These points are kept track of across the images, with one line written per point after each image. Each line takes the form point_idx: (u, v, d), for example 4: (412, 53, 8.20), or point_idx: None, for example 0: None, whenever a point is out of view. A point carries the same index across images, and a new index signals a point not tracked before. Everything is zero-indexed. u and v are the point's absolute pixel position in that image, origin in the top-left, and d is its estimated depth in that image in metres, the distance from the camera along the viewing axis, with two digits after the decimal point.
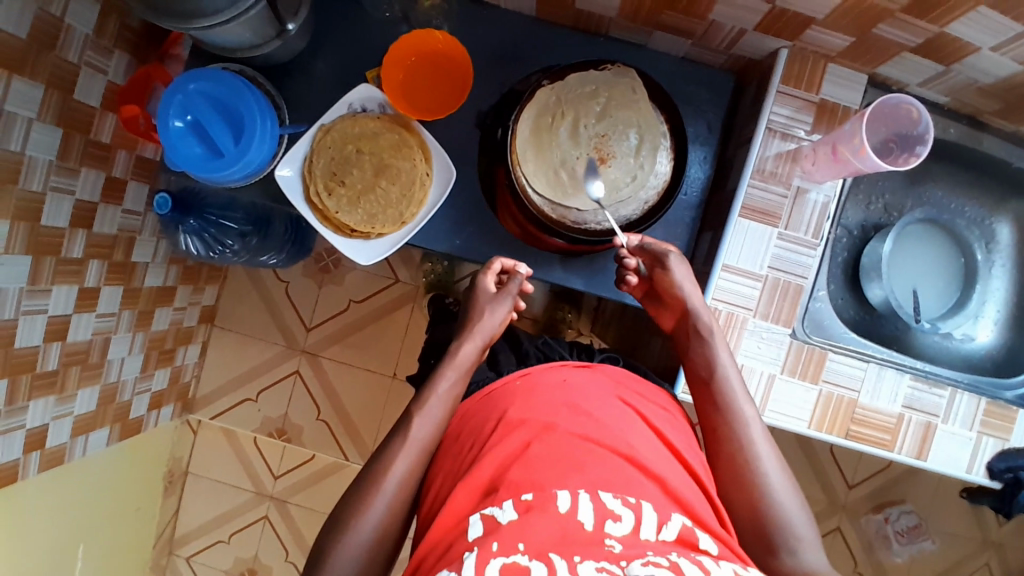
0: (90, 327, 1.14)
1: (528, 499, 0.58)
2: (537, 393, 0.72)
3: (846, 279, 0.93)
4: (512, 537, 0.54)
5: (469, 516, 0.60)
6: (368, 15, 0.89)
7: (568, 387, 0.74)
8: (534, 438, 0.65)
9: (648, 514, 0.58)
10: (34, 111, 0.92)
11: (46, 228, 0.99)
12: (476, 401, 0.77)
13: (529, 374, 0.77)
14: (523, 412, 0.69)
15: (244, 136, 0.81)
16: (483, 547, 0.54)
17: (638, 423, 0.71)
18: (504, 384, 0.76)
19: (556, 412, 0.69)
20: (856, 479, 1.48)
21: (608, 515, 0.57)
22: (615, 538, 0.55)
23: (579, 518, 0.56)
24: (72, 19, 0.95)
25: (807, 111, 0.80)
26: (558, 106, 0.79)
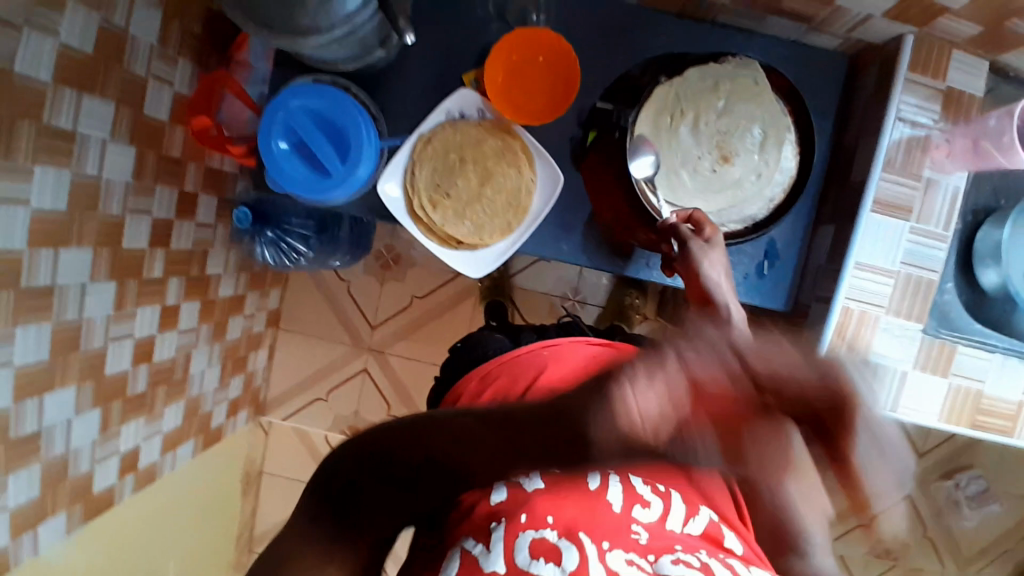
0: (173, 344, 1.14)
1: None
2: (564, 360, 0.83)
3: (956, 264, 0.81)
4: (543, 511, 0.60)
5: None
6: (461, 13, 0.83)
7: (597, 363, 0.79)
8: (567, 407, 0.72)
9: (676, 506, 0.65)
10: (108, 130, 0.89)
11: (129, 249, 0.98)
12: (497, 364, 0.85)
13: (557, 346, 0.86)
14: (553, 379, 0.79)
15: (349, 154, 0.78)
16: (512, 518, 0.59)
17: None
18: (528, 351, 0.86)
19: (587, 385, 0.75)
20: (927, 448, 1.47)
21: (639, 501, 0.64)
22: (642, 525, 0.62)
23: (611, 501, 0.63)
24: (136, 28, 0.90)
25: (934, 100, 0.76)
26: (677, 103, 0.76)
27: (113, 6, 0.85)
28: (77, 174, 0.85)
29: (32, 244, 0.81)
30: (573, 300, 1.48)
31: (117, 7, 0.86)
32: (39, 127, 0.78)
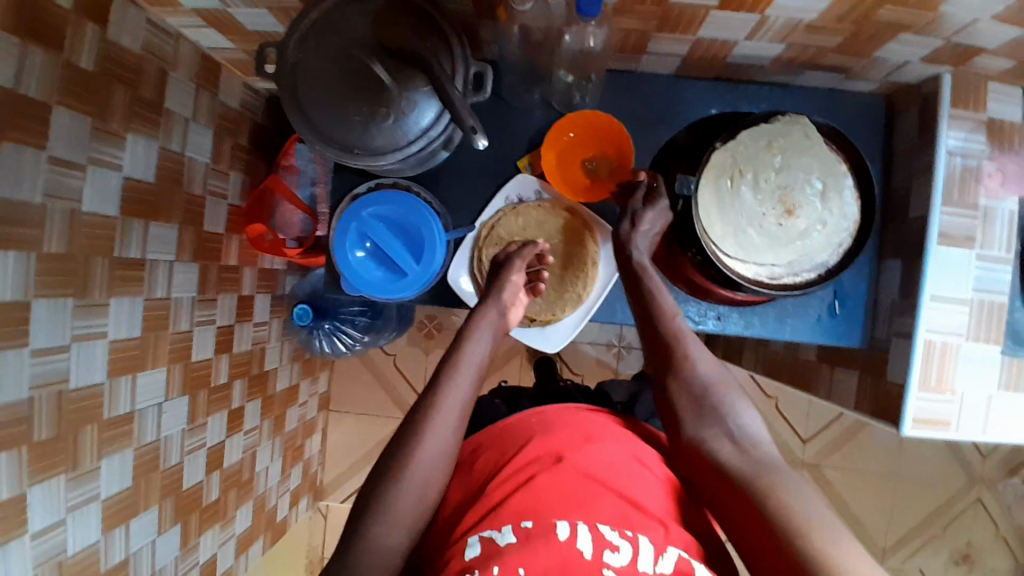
0: (240, 446, 1.13)
1: (528, 527, 0.62)
2: (551, 426, 0.74)
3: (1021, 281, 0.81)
4: (514, 562, 0.59)
5: (469, 534, 0.64)
6: (508, 102, 0.87)
7: (586, 426, 0.74)
8: (541, 470, 0.68)
9: (645, 548, 0.62)
10: (173, 251, 0.91)
11: (197, 362, 0.98)
12: (484, 433, 0.78)
13: (543, 411, 0.78)
14: (536, 447, 0.71)
15: (421, 253, 0.80)
16: (485, 570, 0.58)
17: (654, 470, 0.71)
18: (517, 419, 0.77)
19: (568, 441, 0.71)
20: (988, 449, 1.47)
21: (607, 546, 0.61)
22: (612, 571, 0.59)
23: (579, 547, 0.60)
24: (191, 150, 0.93)
25: (979, 132, 0.79)
26: (735, 165, 0.78)
27: (169, 133, 0.88)
28: (149, 299, 0.87)
29: (111, 374, 0.82)
30: (618, 347, 1.49)
31: (173, 133, 0.88)
32: (110, 260, 0.79)
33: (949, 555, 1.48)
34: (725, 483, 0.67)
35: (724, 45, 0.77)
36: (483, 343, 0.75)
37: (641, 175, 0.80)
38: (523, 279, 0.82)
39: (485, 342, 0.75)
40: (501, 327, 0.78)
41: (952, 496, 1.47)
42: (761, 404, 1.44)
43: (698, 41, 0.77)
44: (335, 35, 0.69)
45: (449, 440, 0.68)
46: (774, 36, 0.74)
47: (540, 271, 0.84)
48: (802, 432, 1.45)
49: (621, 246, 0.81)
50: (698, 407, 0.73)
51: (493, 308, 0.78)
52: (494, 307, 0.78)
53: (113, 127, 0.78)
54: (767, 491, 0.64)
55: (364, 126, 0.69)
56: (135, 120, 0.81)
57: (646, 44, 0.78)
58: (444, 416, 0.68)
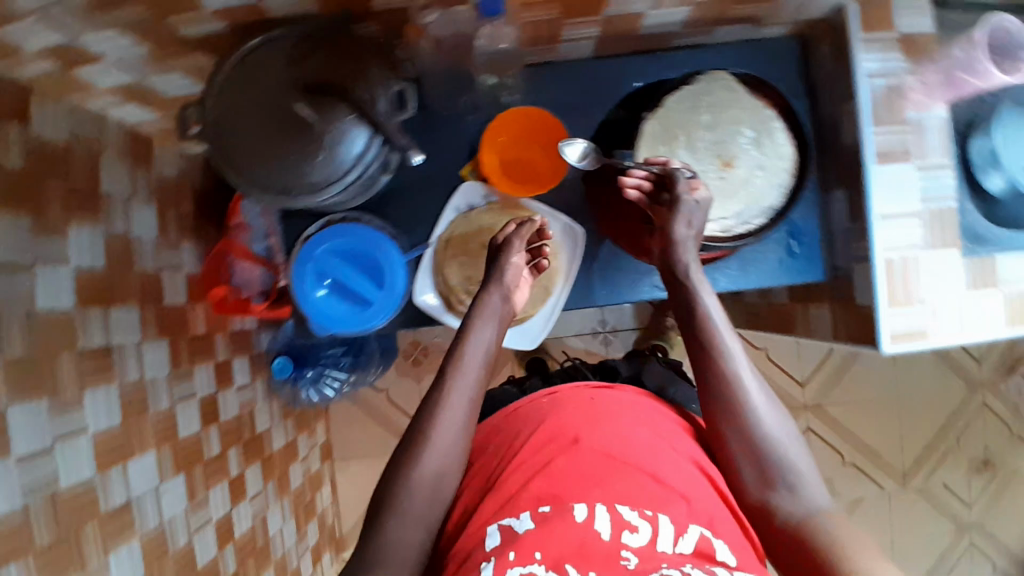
0: (248, 513, 1.11)
1: (546, 511, 0.67)
2: (563, 409, 0.78)
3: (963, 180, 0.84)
4: (532, 546, 0.63)
5: (488, 521, 0.68)
6: (436, 116, 0.87)
7: (596, 407, 0.79)
8: (558, 455, 0.73)
9: (665, 527, 0.66)
10: (138, 332, 0.90)
11: (185, 438, 0.97)
12: (501, 418, 0.84)
13: (557, 394, 0.83)
14: (549, 428, 0.76)
15: (383, 279, 0.80)
16: (505, 554, 0.63)
17: (667, 447, 0.75)
18: (531, 401, 0.83)
19: (581, 427, 0.76)
20: (981, 353, 1.49)
21: (625, 526, 0.65)
22: (631, 550, 0.63)
23: (597, 528, 0.65)
24: (136, 229, 0.92)
25: (895, 50, 0.79)
26: (668, 130, 0.79)
27: (110, 217, 0.87)
28: (123, 385, 0.85)
29: (101, 467, 0.80)
30: (605, 333, 1.50)
31: (114, 216, 0.88)
32: (76, 354, 0.78)
33: (968, 464, 1.49)
34: (782, 538, 0.67)
35: (632, 18, 0.79)
36: (485, 334, 0.75)
37: (684, 191, 0.74)
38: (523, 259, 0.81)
39: (487, 331, 0.76)
40: (503, 314, 0.78)
41: (958, 406, 1.49)
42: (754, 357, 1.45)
43: (605, 20, 0.78)
44: (255, 83, 0.69)
45: (458, 433, 0.70)
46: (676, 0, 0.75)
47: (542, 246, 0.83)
48: (799, 376, 1.46)
49: (670, 256, 0.77)
50: (761, 464, 0.70)
51: (496, 291, 0.78)
52: (498, 293, 0.77)
53: (53, 221, 0.77)
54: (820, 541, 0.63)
55: (298, 164, 0.69)
56: (73, 210, 0.80)
57: (560, 32, 0.79)
58: (453, 409, 0.71)
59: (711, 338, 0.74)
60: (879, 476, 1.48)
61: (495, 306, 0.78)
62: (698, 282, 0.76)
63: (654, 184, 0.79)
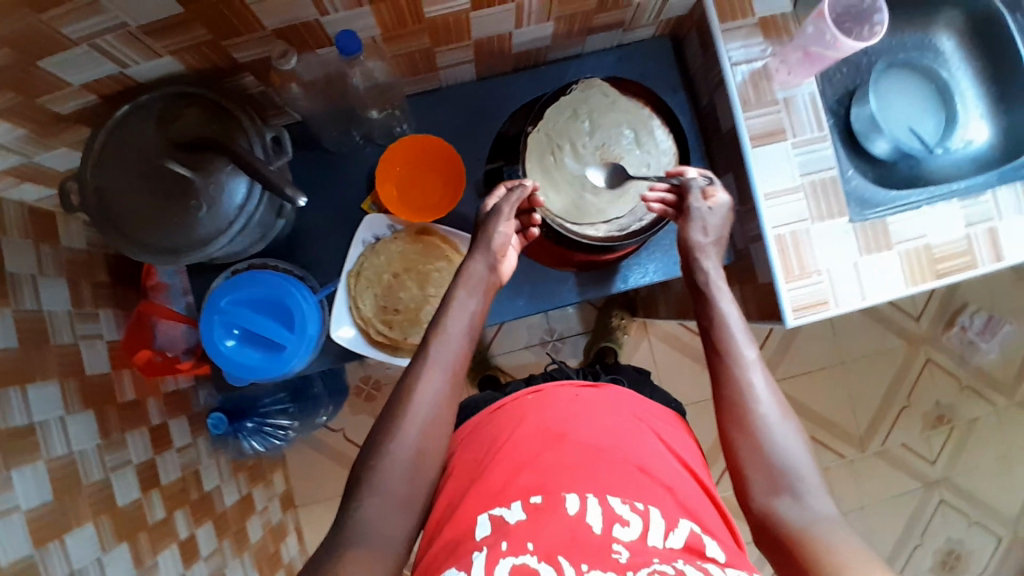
0: (205, 574, 1.09)
1: (537, 502, 0.64)
2: (549, 407, 0.75)
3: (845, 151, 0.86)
4: (523, 538, 0.61)
5: (474, 512, 0.65)
6: (331, 154, 0.89)
7: (579, 401, 0.76)
8: (546, 448, 0.70)
9: (656, 521, 0.64)
10: (61, 406, 0.88)
11: (125, 506, 0.95)
12: (482, 416, 0.79)
13: (542, 390, 0.79)
14: (535, 425, 0.73)
15: (293, 321, 0.81)
16: (495, 546, 0.61)
17: (651, 442, 0.74)
18: (516, 399, 0.78)
19: (569, 423, 0.73)
20: (919, 310, 1.52)
21: (617, 519, 0.63)
22: (622, 544, 0.61)
23: (588, 522, 0.62)
24: (48, 304, 0.91)
25: (756, 34, 0.84)
26: (552, 141, 0.82)
27: (19, 294, 0.86)
28: (50, 461, 0.84)
29: (37, 544, 0.78)
30: (554, 340, 1.51)
31: (24, 292, 0.86)
32: None
33: (924, 420, 1.53)
34: (783, 549, 0.63)
35: (502, 39, 0.81)
36: (468, 305, 0.75)
37: (699, 201, 0.75)
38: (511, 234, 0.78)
39: (471, 301, 0.75)
40: (489, 282, 0.77)
41: (903, 366, 1.52)
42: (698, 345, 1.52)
43: (477, 42, 0.80)
44: (129, 150, 0.69)
45: (435, 404, 0.69)
46: (539, 15, 0.78)
47: (530, 214, 0.79)
48: None
49: (688, 256, 0.76)
50: (768, 473, 0.66)
51: (480, 263, 0.77)
52: (484, 264, 0.76)
53: None
54: (825, 554, 0.59)
55: (183, 223, 0.69)
56: None
57: (434, 61, 0.81)
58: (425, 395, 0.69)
59: (729, 341, 0.72)
60: (840, 444, 1.50)
61: (478, 273, 0.76)
62: (715, 286, 0.75)
63: (676, 197, 0.79)
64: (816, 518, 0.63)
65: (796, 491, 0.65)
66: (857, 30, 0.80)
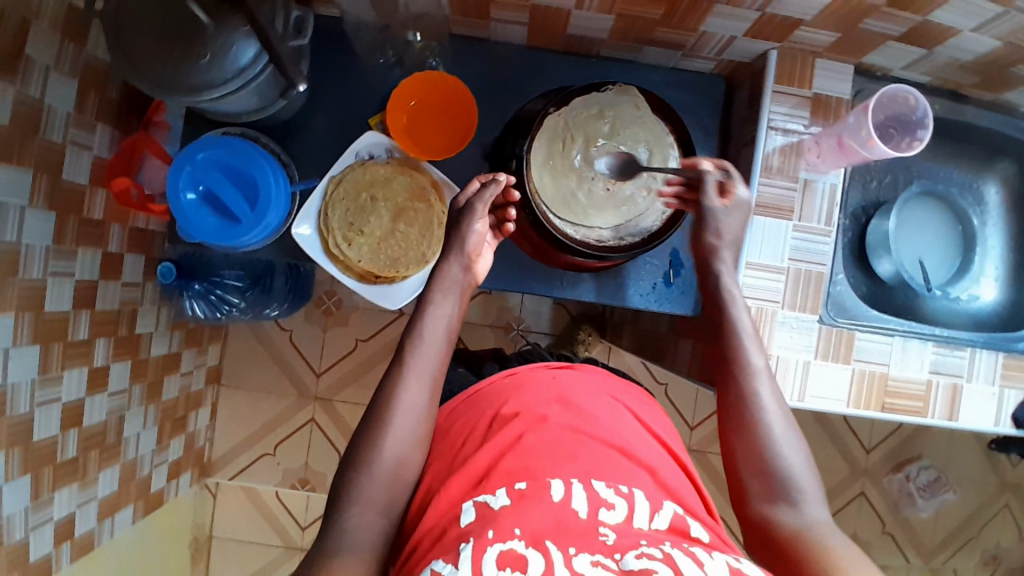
0: (104, 407, 1.11)
1: (522, 488, 0.61)
2: (527, 388, 0.75)
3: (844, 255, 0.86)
4: (509, 523, 0.57)
5: (461, 501, 0.63)
6: (361, 62, 0.88)
7: (557, 381, 0.76)
8: (527, 429, 0.68)
9: (640, 503, 0.62)
10: (26, 197, 0.89)
11: (50, 313, 0.96)
12: (461, 401, 0.80)
13: (518, 372, 0.79)
14: (517, 404, 0.72)
15: (259, 200, 0.81)
16: (481, 533, 0.56)
17: (630, 424, 0.74)
18: (491, 382, 0.79)
19: (549, 404, 0.72)
20: (873, 442, 1.50)
21: (602, 504, 0.60)
22: (609, 526, 0.58)
23: (573, 507, 0.59)
24: (51, 98, 0.92)
25: (803, 107, 0.82)
26: (567, 130, 0.81)
27: (27, 78, 0.87)
28: None
29: None
30: (517, 330, 1.50)
31: (31, 78, 0.88)
32: None
33: None
34: (775, 551, 0.62)
35: (559, 12, 0.79)
36: (443, 308, 0.75)
37: (713, 198, 0.73)
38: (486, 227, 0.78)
39: (447, 304, 0.75)
40: (463, 285, 0.77)
41: (836, 488, 1.50)
42: (652, 390, 1.50)
43: (534, 8, 0.79)
44: None
45: (421, 409, 0.70)
46: (601, 5, 0.76)
47: (507, 208, 0.79)
48: (690, 418, 1.51)
49: (705, 264, 0.76)
50: (768, 480, 0.65)
51: (456, 264, 0.77)
52: (458, 265, 0.77)
53: None
54: (820, 554, 0.59)
55: (180, 64, 0.69)
56: None
57: (488, 10, 0.81)
58: (409, 405, 0.69)
59: (743, 349, 0.71)
60: None
61: (455, 277, 0.77)
62: (731, 293, 0.74)
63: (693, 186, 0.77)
64: (816, 523, 0.62)
65: (797, 494, 0.64)
66: (897, 139, 0.80)
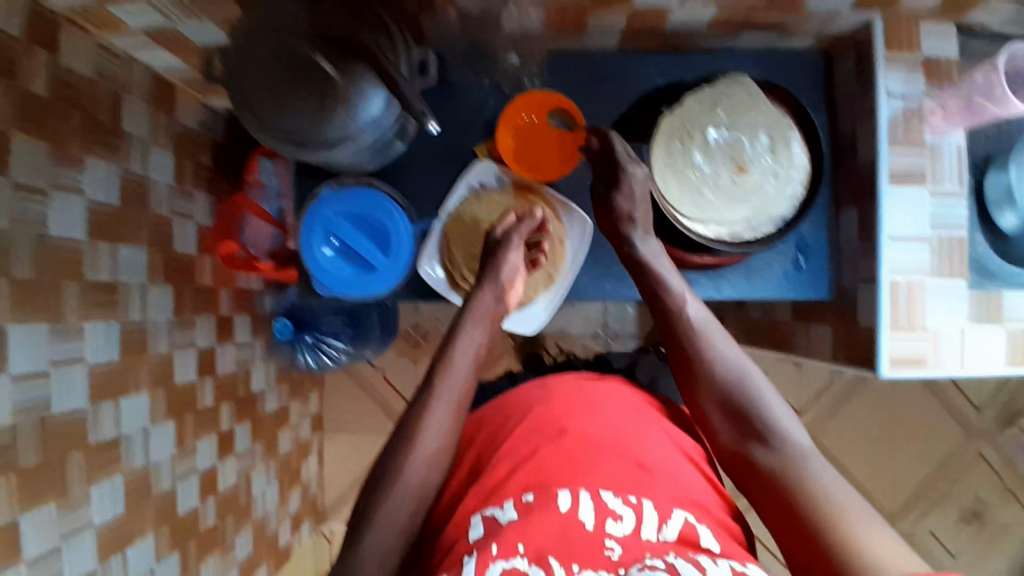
0: (233, 470, 1.12)
1: (529, 500, 0.64)
2: (548, 399, 0.76)
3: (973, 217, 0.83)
4: (514, 538, 0.59)
5: (472, 514, 0.66)
6: (458, 95, 0.89)
7: (578, 394, 0.77)
8: (543, 441, 0.71)
9: (649, 513, 0.63)
10: (145, 275, 0.91)
11: (180, 385, 0.98)
12: (492, 407, 0.82)
13: (546, 383, 0.80)
14: (537, 417, 0.74)
15: (389, 246, 0.82)
16: (485, 546, 0.59)
17: (654, 437, 0.74)
18: (518, 391, 0.81)
19: (563, 417, 0.74)
20: (982, 400, 1.47)
21: (609, 514, 0.62)
22: (615, 539, 0.61)
23: (580, 518, 0.62)
24: (154, 174, 0.93)
25: (917, 72, 0.81)
26: (685, 129, 0.80)
27: (129, 158, 0.88)
28: (125, 323, 0.86)
29: (92, 399, 0.81)
30: (605, 336, 1.50)
31: (134, 157, 0.89)
32: (82, 285, 0.79)
33: (958, 511, 1.48)
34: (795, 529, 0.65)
35: (659, 16, 0.79)
36: (474, 337, 0.76)
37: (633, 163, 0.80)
38: (520, 257, 0.82)
39: (475, 333, 0.77)
40: (496, 313, 0.79)
41: (950, 453, 1.47)
42: None
43: (633, 14, 0.78)
44: (274, 26, 0.69)
45: (444, 433, 0.70)
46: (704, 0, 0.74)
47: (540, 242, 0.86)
48: (795, 403, 1.45)
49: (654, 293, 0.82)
50: (752, 465, 0.71)
51: (490, 291, 0.79)
52: (490, 292, 0.79)
53: (73, 153, 0.78)
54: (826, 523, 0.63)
55: (314, 116, 0.70)
56: (94, 146, 0.81)
57: (585, 24, 0.80)
58: (431, 433, 0.69)
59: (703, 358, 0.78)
60: None
61: (488, 305, 0.79)
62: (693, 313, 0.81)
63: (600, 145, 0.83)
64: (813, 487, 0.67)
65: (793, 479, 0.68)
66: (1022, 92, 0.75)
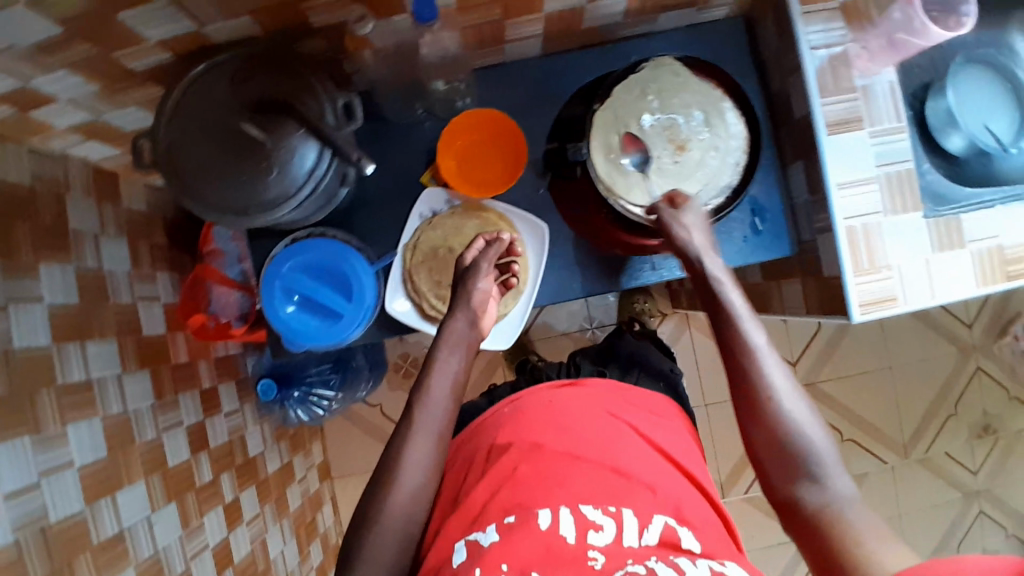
0: (247, 538, 1.11)
1: (511, 522, 0.65)
2: (524, 416, 0.76)
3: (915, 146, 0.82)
4: (497, 559, 0.61)
5: (455, 540, 0.67)
6: (392, 128, 0.89)
7: (552, 407, 0.78)
8: (522, 459, 0.71)
9: (630, 520, 0.65)
10: (118, 365, 0.89)
11: (176, 467, 0.96)
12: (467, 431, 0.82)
13: (518, 398, 0.80)
14: (509, 438, 0.75)
15: (352, 291, 0.81)
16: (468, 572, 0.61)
17: (632, 443, 0.74)
18: (494, 412, 0.81)
19: (543, 434, 0.74)
20: (972, 316, 1.48)
21: (590, 526, 0.63)
22: (598, 549, 0.61)
23: (562, 532, 0.62)
24: (109, 263, 0.92)
25: (836, 19, 0.81)
26: (619, 121, 0.80)
27: (82, 252, 0.87)
28: (106, 417, 0.85)
29: (88, 499, 0.79)
30: (592, 328, 1.49)
31: (85, 251, 0.87)
32: (55, 390, 0.78)
33: (969, 429, 1.49)
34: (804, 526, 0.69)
35: (573, 14, 0.79)
36: (449, 363, 0.77)
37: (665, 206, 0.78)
38: (490, 283, 0.81)
39: (452, 360, 0.77)
40: (471, 339, 0.79)
41: (950, 374, 1.48)
42: None
43: (547, 15, 0.78)
44: (200, 108, 0.70)
45: (425, 468, 0.71)
46: None
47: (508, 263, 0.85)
48: (790, 356, 1.47)
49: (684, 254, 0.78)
50: (779, 457, 0.71)
51: (462, 316, 0.79)
52: (462, 317, 0.79)
53: (22, 261, 0.76)
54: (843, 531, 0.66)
55: (252, 181, 0.69)
56: (43, 249, 0.80)
57: (503, 34, 0.80)
58: (411, 470, 0.70)
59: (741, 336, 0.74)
60: (881, 448, 1.48)
61: (461, 331, 0.79)
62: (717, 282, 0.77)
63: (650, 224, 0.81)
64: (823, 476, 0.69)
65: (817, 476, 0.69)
66: (944, 20, 0.76)
